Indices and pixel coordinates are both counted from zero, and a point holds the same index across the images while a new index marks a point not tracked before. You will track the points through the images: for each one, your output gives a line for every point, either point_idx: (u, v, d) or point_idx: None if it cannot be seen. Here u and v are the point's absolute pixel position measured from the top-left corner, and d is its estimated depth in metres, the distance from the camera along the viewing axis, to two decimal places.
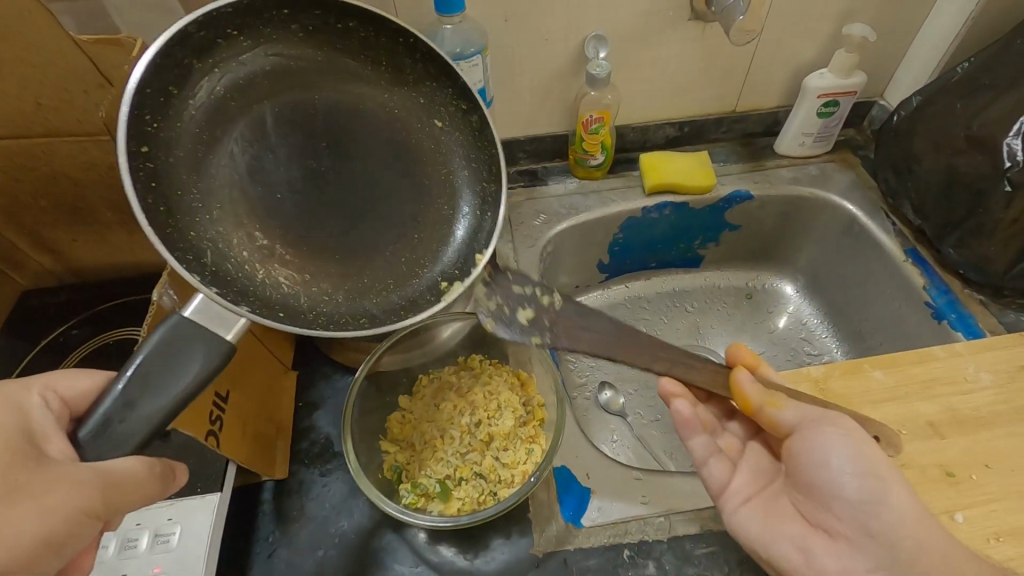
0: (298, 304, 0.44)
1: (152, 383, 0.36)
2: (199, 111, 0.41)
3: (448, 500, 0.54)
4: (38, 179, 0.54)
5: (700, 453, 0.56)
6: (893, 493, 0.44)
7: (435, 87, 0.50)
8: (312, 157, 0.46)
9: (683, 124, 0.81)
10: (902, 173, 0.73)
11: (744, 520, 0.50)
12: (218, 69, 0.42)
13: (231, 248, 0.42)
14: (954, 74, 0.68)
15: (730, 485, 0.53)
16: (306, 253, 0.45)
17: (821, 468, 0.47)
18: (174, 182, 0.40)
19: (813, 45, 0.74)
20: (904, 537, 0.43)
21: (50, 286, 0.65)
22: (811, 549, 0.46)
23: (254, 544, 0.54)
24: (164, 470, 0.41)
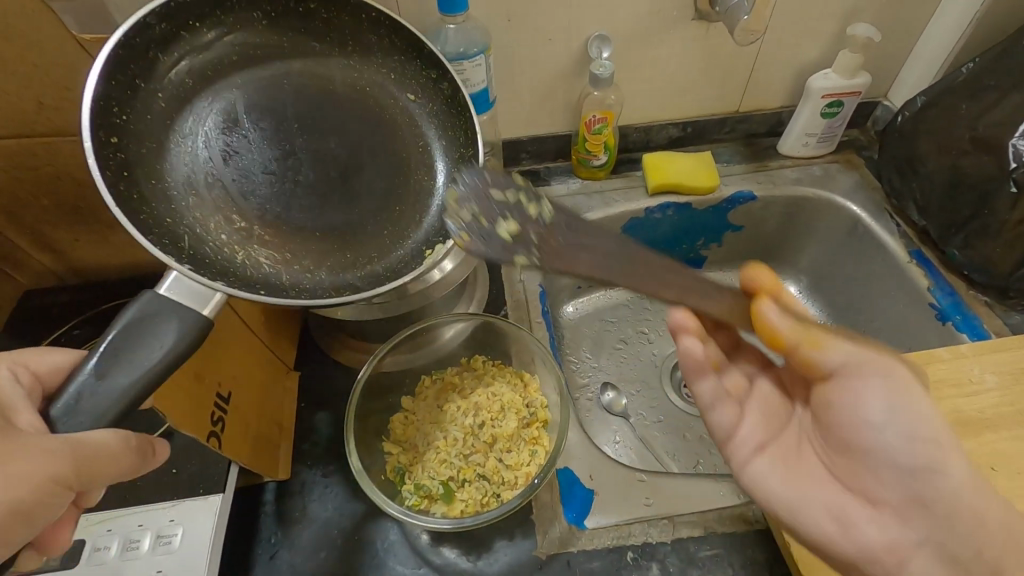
0: (280, 281, 0.44)
1: (123, 354, 0.36)
2: (166, 103, 0.44)
3: (451, 502, 0.54)
4: (39, 179, 0.53)
5: (707, 398, 0.52)
6: (951, 463, 0.38)
7: (401, 62, 0.51)
8: (286, 136, 0.47)
9: (686, 125, 0.81)
10: (907, 174, 0.73)
11: (764, 478, 0.47)
12: (182, 59, 0.45)
13: (209, 232, 0.43)
14: (959, 74, 0.67)
15: (737, 434, 0.51)
16: (289, 235, 0.46)
17: (860, 428, 0.42)
18: (147, 171, 0.42)
19: (817, 45, 0.73)
20: (961, 507, 0.38)
21: (52, 285, 0.65)
22: (850, 518, 0.42)
23: (256, 545, 0.54)
24: (142, 444, 0.40)
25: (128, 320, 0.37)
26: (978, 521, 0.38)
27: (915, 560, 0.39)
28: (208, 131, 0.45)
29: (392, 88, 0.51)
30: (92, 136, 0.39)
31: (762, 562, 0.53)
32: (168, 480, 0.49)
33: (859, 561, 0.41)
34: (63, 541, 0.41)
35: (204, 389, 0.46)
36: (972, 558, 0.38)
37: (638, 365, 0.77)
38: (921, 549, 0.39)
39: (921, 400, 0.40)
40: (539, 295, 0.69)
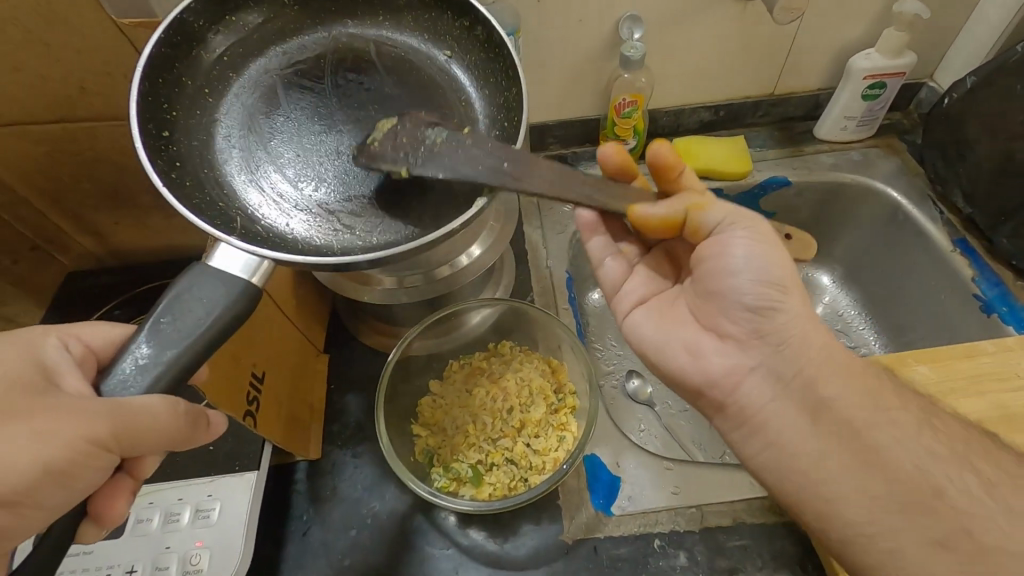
0: (333, 250, 0.44)
1: (172, 320, 0.37)
2: (213, 97, 0.47)
3: (480, 485, 0.54)
4: (83, 163, 0.55)
5: (597, 253, 0.54)
6: (789, 302, 0.42)
7: (431, 18, 0.51)
8: (326, 109, 0.47)
9: (719, 108, 0.79)
10: (953, 159, 0.69)
11: (640, 325, 0.50)
12: (224, 51, 0.47)
13: (261, 212, 0.44)
14: (1014, 52, 0.62)
15: (621, 287, 0.53)
16: (340, 202, 0.46)
17: (721, 275, 0.44)
18: (199, 162, 0.44)
19: (860, 24, 0.70)
20: (793, 334, 0.42)
21: (94, 268, 0.67)
22: (701, 351, 0.46)
23: (289, 522, 0.55)
24: (192, 413, 0.39)
25: (179, 288, 0.38)
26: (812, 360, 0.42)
27: (747, 381, 0.44)
28: (253, 117, 0.47)
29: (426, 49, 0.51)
30: (143, 130, 0.41)
31: (791, 554, 0.52)
32: (205, 457, 0.51)
33: (703, 386, 0.46)
34: (119, 511, 0.40)
35: (239, 369, 0.47)
36: (798, 385, 0.42)
37: None
38: (755, 373, 0.44)
39: (776, 261, 0.43)
40: (565, 281, 0.69)
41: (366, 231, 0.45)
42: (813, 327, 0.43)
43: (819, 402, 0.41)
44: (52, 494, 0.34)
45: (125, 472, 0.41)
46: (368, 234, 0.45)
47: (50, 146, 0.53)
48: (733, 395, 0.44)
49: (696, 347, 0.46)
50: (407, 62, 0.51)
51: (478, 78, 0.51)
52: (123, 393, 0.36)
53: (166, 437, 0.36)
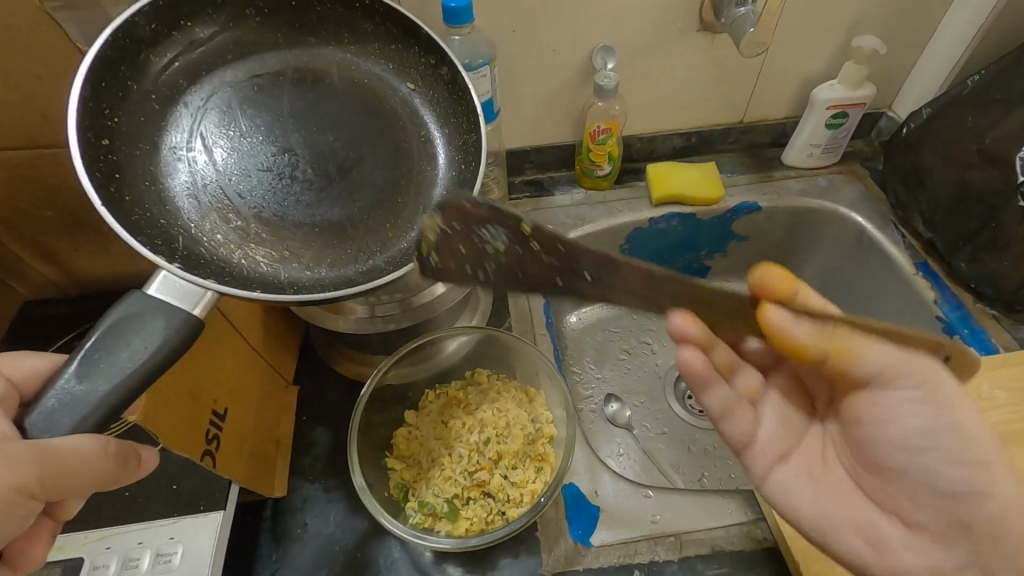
0: (278, 280, 0.43)
1: (104, 355, 0.35)
2: (158, 103, 0.44)
3: (456, 520, 0.53)
4: (45, 190, 0.53)
5: (718, 409, 0.51)
6: (997, 484, 0.38)
7: (394, 49, 0.51)
8: (282, 125, 0.47)
9: (691, 135, 0.81)
10: (913, 186, 0.72)
11: (794, 498, 0.47)
12: (175, 58, 0.45)
13: (206, 233, 0.43)
14: (965, 87, 0.66)
15: (754, 442, 0.50)
16: (288, 223, 0.45)
17: (899, 447, 0.42)
18: (141, 172, 0.42)
19: (822, 56, 0.73)
20: (1009, 530, 0.37)
21: (53, 296, 0.64)
22: (885, 540, 0.42)
23: (256, 563, 0.53)
24: (123, 451, 0.38)
25: (115, 317, 0.36)
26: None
27: None
28: (203, 131, 0.45)
29: (392, 74, 0.51)
30: (81, 138, 0.39)
31: None
32: (168, 496, 0.49)
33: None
34: (36, 556, 0.40)
35: (198, 406, 0.45)
36: None
37: (641, 374, 0.76)
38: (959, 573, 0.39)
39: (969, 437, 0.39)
40: (542, 306, 0.69)
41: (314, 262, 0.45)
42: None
43: None
44: None
45: (44, 514, 0.40)
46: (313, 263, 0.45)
47: (11, 174, 0.51)
48: None
49: (879, 536, 0.43)
50: (371, 83, 0.50)
51: (439, 114, 0.51)
52: (48, 432, 0.34)
53: (98, 477, 0.36)
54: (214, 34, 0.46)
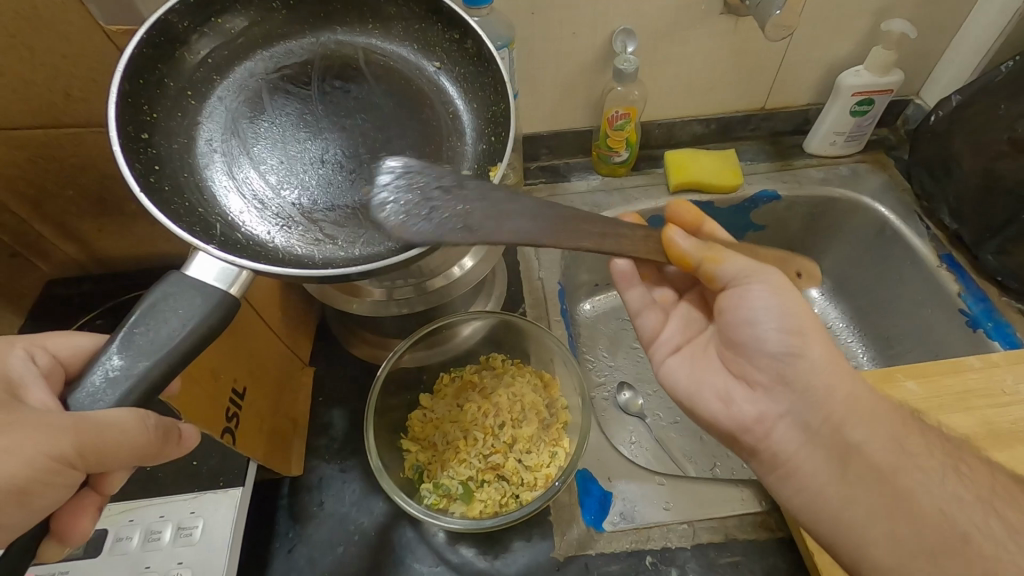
0: (313, 260, 0.43)
1: (145, 331, 0.36)
2: (194, 98, 0.45)
3: (471, 502, 0.53)
4: (68, 169, 0.54)
5: (636, 305, 0.54)
6: (810, 347, 0.42)
7: (418, 31, 0.50)
8: (312, 111, 0.47)
9: (710, 122, 0.79)
10: (939, 176, 0.71)
11: (674, 373, 0.50)
12: (208, 52, 0.46)
13: (242, 220, 0.43)
14: (998, 74, 0.64)
15: (661, 335, 0.53)
16: (322, 206, 0.45)
17: (746, 325, 0.44)
18: (179, 163, 0.43)
19: (849, 41, 0.71)
20: (817, 382, 0.41)
21: (75, 275, 0.66)
22: (731, 397, 0.46)
23: (274, 539, 0.54)
24: (162, 426, 0.38)
25: (154, 296, 0.37)
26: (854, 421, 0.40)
27: (778, 429, 0.43)
28: (237, 122, 0.46)
29: (415, 58, 0.50)
30: (121, 132, 0.40)
31: (781, 570, 0.52)
32: (189, 472, 0.50)
33: (736, 432, 0.45)
34: (83, 528, 0.39)
35: (220, 386, 0.46)
36: (827, 432, 0.41)
37: None
38: (783, 419, 0.43)
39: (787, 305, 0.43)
40: (558, 293, 0.68)
41: (350, 244, 0.44)
42: (841, 376, 0.41)
43: (848, 447, 0.40)
44: (8, 516, 0.33)
45: (88, 488, 0.41)
46: (347, 245, 0.44)
47: (34, 152, 0.51)
48: (766, 442, 0.43)
49: (728, 397, 0.46)
50: (396, 68, 0.50)
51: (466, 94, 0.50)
52: (91, 407, 0.35)
53: (134, 450, 0.35)
54: (244, 27, 0.47)
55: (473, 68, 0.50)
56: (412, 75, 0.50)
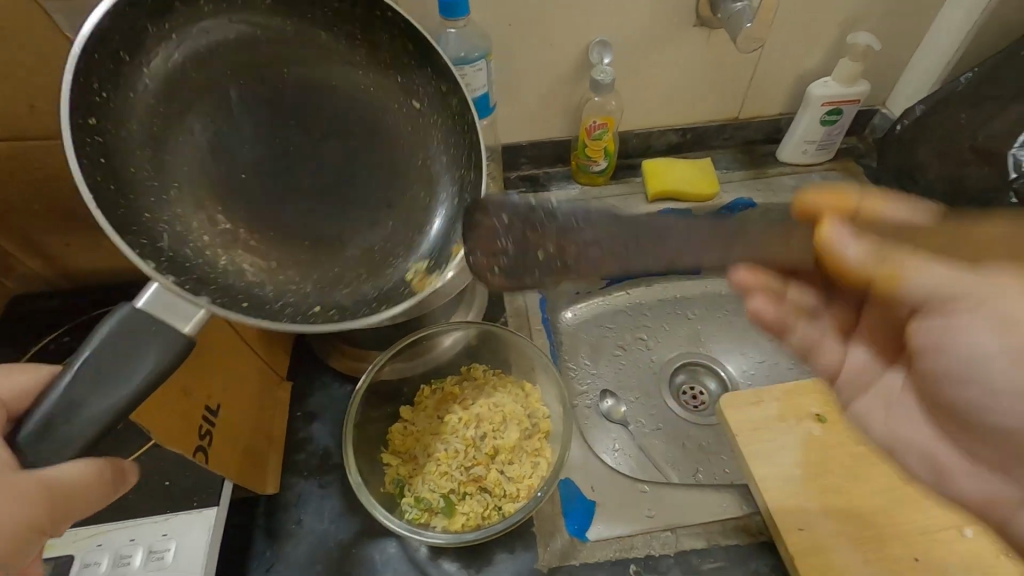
0: (265, 297, 0.43)
1: (97, 374, 0.35)
2: (154, 81, 0.40)
3: (452, 515, 0.53)
4: (33, 182, 0.52)
5: (812, 338, 0.53)
6: None
7: (411, 68, 0.48)
8: (280, 130, 0.45)
9: (686, 132, 0.80)
10: (906, 183, 0.73)
11: (867, 413, 0.49)
12: (175, 36, 0.40)
13: (191, 232, 0.41)
14: (958, 85, 0.67)
15: (844, 374, 0.52)
16: (277, 232, 0.44)
17: (965, 380, 0.40)
18: (122, 155, 0.39)
19: (817, 53, 0.73)
20: None
21: (43, 291, 0.64)
22: (949, 471, 0.43)
23: (250, 559, 0.52)
24: (119, 468, 0.39)
25: (105, 334, 0.35)
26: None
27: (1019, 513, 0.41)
28: (191, 120, 0.42)
29: (399, 86, 0.48)
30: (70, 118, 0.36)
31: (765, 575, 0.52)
32: (162, 493, 0.49)
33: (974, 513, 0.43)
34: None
35: (192, 403, 0.45)
36: None
37: (635, 371, 0.76)
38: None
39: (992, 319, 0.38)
40: (537, 303, 0.69)
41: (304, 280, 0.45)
42: None
43: None
44: None
45: None
46: (301, 282, 0.45)
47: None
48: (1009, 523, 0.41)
49: (940, 464, 0.44)
50: (377, 88, 0.47)
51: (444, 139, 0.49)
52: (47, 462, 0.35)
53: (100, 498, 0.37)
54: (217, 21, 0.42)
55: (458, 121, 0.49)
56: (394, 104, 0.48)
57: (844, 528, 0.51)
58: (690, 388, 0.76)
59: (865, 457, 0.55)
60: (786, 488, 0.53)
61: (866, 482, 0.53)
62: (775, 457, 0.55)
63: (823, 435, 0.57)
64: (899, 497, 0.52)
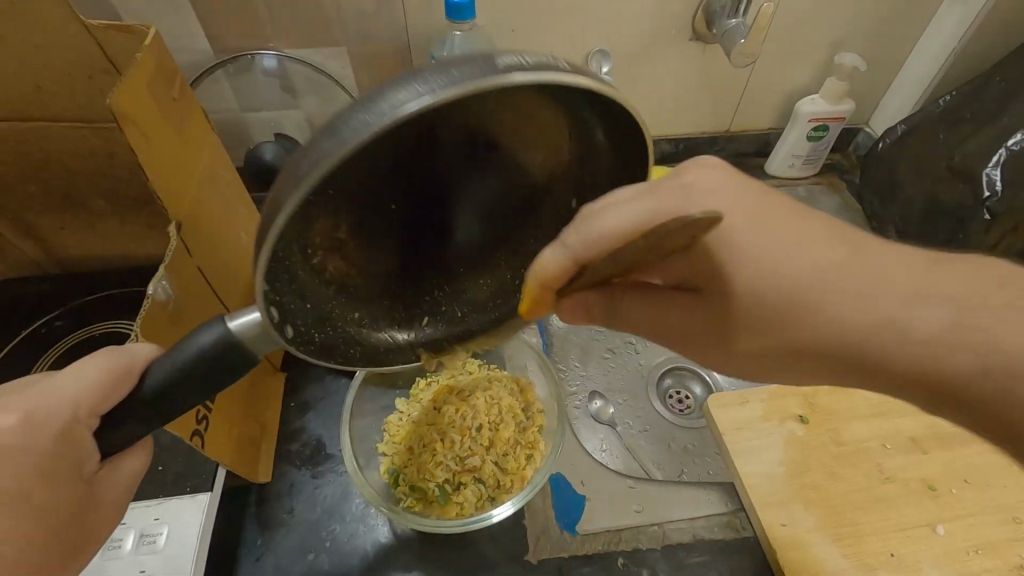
0: (326, 315, 0.38)
1: (188, 381, 0.35)
2: (451, 126, 0.32)
3: (448, 504, 0.54)
4: (35, 163, 0.53)
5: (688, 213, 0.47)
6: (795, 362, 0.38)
7: (596, 123, 0.36)
8: (414, 171, 0.34)
9: (679, 141, 0.83)
10: (887, 198, 0.76)
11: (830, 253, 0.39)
12: (533, 119, 0.34)
13: (309, 232, 0.33)
14: (937, 106, 0.71)
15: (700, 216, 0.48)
16: (372, 254, 0.37)
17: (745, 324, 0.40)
18: (302, 174, 0.27)
19: (805, 72, 0.76)
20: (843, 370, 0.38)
21: (34, 274, 0.63)
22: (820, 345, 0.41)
23: (240, 547, 0.53)
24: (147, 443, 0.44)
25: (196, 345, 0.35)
26: (915, 294, 0.33)
27: None
28: (380, 144, 0.31)
29: (573, 132, 0.37)
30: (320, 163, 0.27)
31: (747, 569, 0.54)
32: (155, 477, 0.49)
33: None
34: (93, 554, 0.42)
35: None
36: None
37: (625, 373, 0.71)
38: None
39: (695, 329, 0.38)
40: None
41: (365, 309, 0.40)
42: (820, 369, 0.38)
43: None
44: None
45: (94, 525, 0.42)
46: (359, 312, 0.40)
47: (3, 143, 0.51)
48: None
49: None
50: (554, 127, 0.36)
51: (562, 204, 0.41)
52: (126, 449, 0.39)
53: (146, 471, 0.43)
54: (517, 63, 0.28)
55: (586, 198, 0.41)
56: (548, 154, 0.38)
57: (823, 524, 0.53)
58: (676, 391, 0.71)
59: (844, 457, 0.57)
60: (770, 486, 0.55)
61: (844, 481, 0.55)
62: (760, 456, 0.57)
63: (806, 436, 0.58)
64: (875, 495, 0.55)
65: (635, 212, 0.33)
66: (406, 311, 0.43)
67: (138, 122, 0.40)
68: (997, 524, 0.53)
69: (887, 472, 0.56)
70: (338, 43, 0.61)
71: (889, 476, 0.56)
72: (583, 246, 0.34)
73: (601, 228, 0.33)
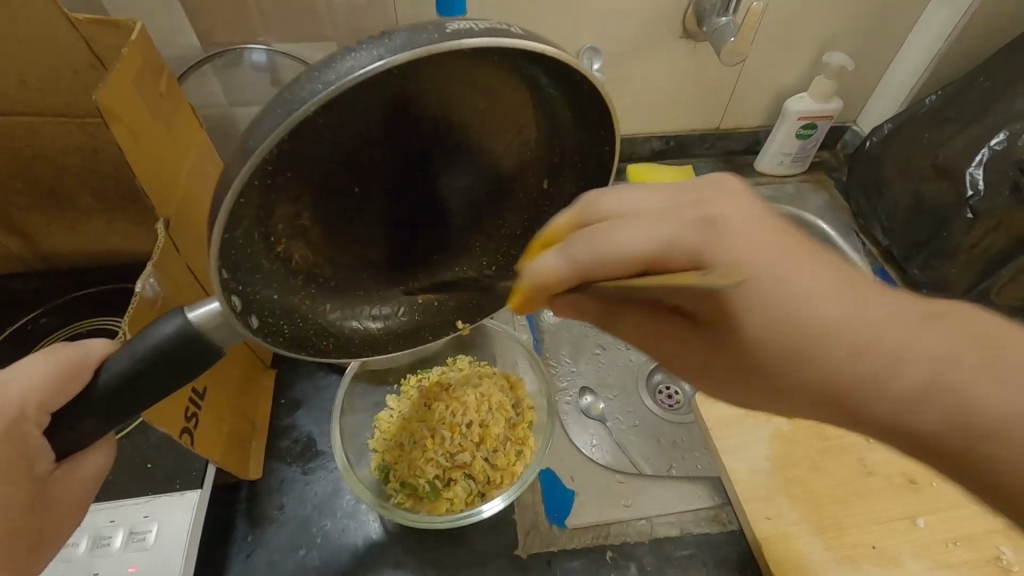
0: (293, 307, 0.38)
1: (142, 376, 0.35)
2: (406, 104, 0.34)
3: (438, 499, 0.54)
4: (20, 157, 0.52)
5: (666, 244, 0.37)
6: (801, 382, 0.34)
7: (559, 97, 0.37)
8: (367, 155, 0.35)
9: (670, 138, 0.83)
10: (873, 197, 0.77)
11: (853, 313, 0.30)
12: (490, 97, 0.35)
13: (272, 217, 0.33)
14: (923, 106, 0.72)
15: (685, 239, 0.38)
16: (337, 244, 0.38)
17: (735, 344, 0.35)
18: (252, 147, 0.28)
19: (795, 71, 0.77)
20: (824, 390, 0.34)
21: (18, 270, 0.63)
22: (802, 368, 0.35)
23: (231, 544, 0.53)
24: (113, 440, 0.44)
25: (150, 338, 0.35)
26: None
27: None
28: (338, 115, 0.31)
29: (537, 107, 0.37)
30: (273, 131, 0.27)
31: (732, 562, 0.55)
32: (142, 475, 0.48)
33: None
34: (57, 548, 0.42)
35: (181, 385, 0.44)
36: None
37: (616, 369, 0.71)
38: None
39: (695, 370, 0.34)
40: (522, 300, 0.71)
41: (336, 300, 0.40)
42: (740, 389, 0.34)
43: None
44: None
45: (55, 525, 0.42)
46: (332, 303, 0.40)
47: None
48: None
49: None
50: (518, 105, 0.37)
51: (534, 188, 0.42)
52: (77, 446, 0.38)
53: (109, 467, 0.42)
54: (467, 28, 0.29)
55: (557, 178, 0.42)
56: (515, 138, 0.39)
57: (807, 517, 0.54)
58: (666, 387, 0.70)
59: (828, 452, 0.58)
60: (757, 480, 0.56)
61: (828, 475, 0.56)
62: (747, 450, 0.58)
63: (792, 430, 0.59)
64: (858, 489, 0.56)
65: (648, 233, 0.31)
66: (380, 300, 0.43)
67: (126, 121, 0.40)
68: (976, 517, 0.54)
69: (870, 466, 0.57)
70: (328, 39, 0.61)
71: (872, 470, 0.57)
72: (587, 257, 0.32)
73: (607, 242, 0.31)
